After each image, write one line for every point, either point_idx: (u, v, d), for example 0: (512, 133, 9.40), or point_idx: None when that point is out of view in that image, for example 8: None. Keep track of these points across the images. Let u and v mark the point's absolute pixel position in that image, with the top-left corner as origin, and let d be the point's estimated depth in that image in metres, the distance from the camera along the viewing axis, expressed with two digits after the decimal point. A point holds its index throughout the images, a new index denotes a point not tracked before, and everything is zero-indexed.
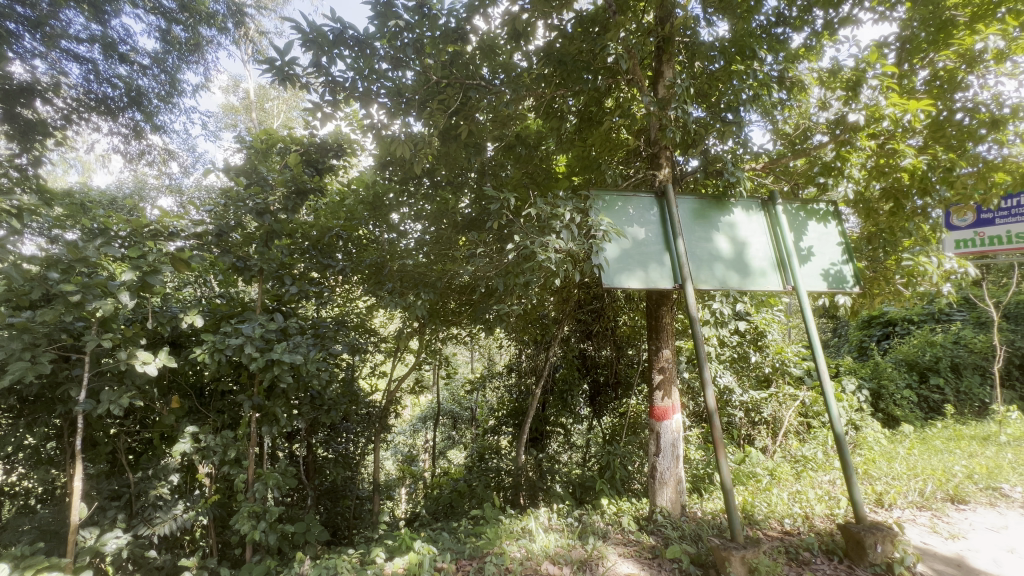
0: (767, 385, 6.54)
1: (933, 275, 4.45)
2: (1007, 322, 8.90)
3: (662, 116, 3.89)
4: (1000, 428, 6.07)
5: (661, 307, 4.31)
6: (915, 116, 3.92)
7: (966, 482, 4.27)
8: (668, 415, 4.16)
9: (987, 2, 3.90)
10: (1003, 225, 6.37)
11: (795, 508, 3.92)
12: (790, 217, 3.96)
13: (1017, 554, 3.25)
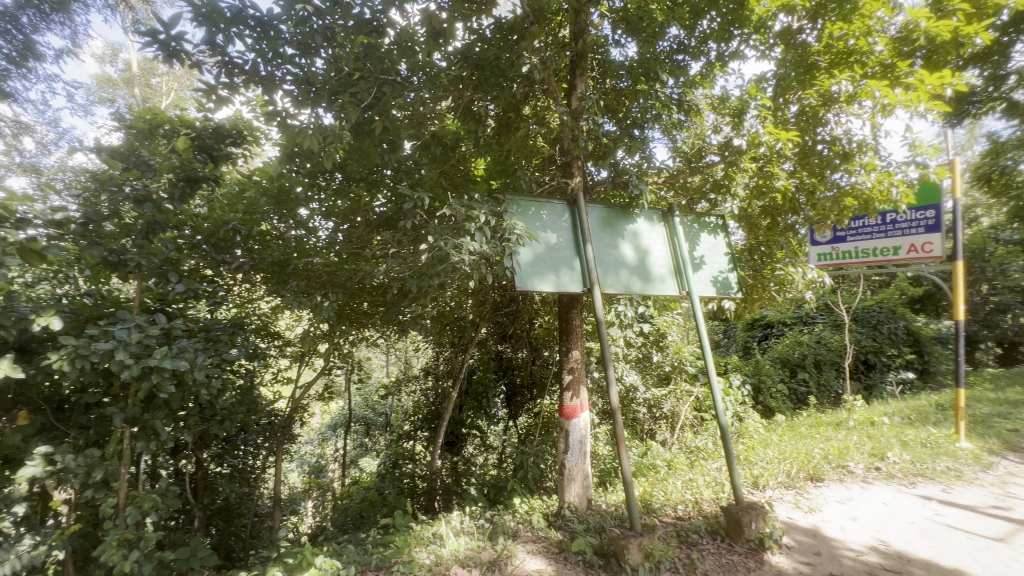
0: (667, 382, 7.06)
1: (799, 284, 5.15)
2: (856, 324, 10.48)
3: (574, 126, 4.05)
4: (849, 415, 7.13)
5: (571, 310, 4.49)
6: (785, 144, 4.48)
7: (823, 463, 4.95)
8: (577, 414, 4.34)
9: (843, 53, 4.71)
10: (852, 242, 7.54)
11: (686, 494, 4.27)
12: (686, 228, 4.34)
13: (859, 521, 3.83)
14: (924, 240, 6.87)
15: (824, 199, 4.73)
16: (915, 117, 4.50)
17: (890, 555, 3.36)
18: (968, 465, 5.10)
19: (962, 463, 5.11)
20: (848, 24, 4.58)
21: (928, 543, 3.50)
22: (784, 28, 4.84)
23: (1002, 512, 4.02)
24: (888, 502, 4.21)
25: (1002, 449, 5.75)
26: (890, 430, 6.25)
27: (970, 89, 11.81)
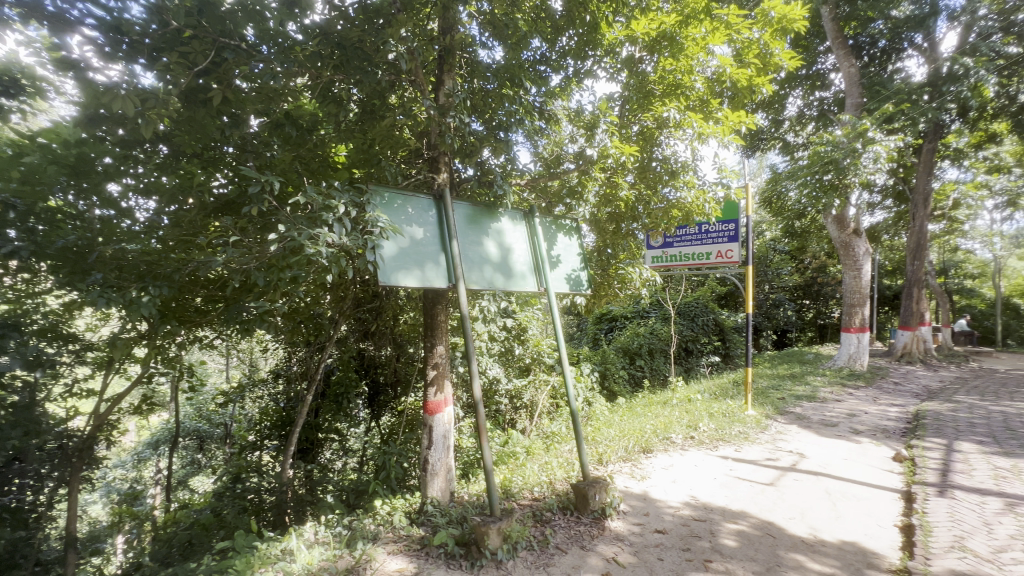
0: (527, 373, 7.53)
1: (637, 282, 6.15)
2: (679, 317, 12.39)
3: (441, 122, 4.05)
4: (672, 394, 8.43)
5: (436, 306, 4.47)
6: (627, 158, 5.07)
7: (653, 436, 5.76)
8: (441, 409, 4.37)
9: (672, 85, 5.47)
10: (677, 246, 9.05)
11: (541, 476, 4.61)
12: (545, 229, 4.66)
13: (677, 482, 4.55)
14: (727, 247, 8.28)
15: (656, 210, 5.51)
16: (722, 147, 5.49)
17: (699, 506, 4.06)
18: (753, 428, 6.41)
19: (749, 427, 6.41)
20: (676, 61, 5.38)
21: (725, 493, 4.32)
22: (629, 57, 5.53)
23: (773, 463, 5.15)
24: (698, 464, 5.09)
25: (774, 413, 7.35)
26: (702, 404, 7.55)
27: (760, 128, 14.82)
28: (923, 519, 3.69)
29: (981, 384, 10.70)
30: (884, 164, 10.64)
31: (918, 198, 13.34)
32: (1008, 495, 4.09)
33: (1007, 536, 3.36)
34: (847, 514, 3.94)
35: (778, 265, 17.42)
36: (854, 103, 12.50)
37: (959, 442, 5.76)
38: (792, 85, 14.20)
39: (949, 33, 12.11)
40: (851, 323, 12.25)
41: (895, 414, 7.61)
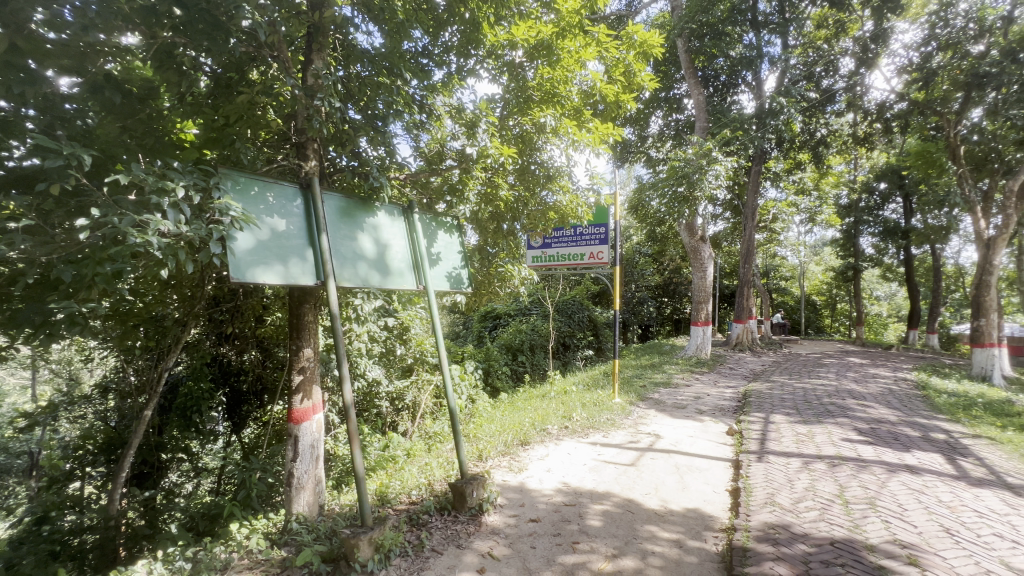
0: (410, 374, 7.33)
1: (515, 280, 6.34)
2: (558, 313, 13.15)
3: (308, 104, 3.70)
4: (551, 387, 8.88)
5: (303, 305, 4.08)
6: (506, 160, 5.22)
7: (531, 429, 5.99)
8: (308, 417, 4.02)
9: (549, 92, 5.76)
10: (554, 247, 9.54)
11: (420, 478, 4.51)
12: (424, 225, 4.54)
13: (552, 471, 4.78)
14: (599, 249, 8.99)
15: (535, 211, 5.81)
16: (593, 155, 5.98)
17: (570, 492, 4.32)
18: (619, 414, 7.03)
19: (616, 414, 7.02)
20: (553, 69, 5.68)
21: (593, 477, 4.66)
22: (510, 60, 5.65)
23: (634, 445, 5.69)
24: (571, 451, 5.42)
25: (637, 400, 8.16)
26: (577, 395, 8.08)
27: (628, 141, 16.35)
28: (746, 482, 4.37)
29: (790, 366, 13.11)
30: (723, 181, 12.47)
31: (748, 211, 15.83)
32: (805, 455, 5.04)
33: (803, 489, 4.14)
34: (691, 484, 4.51)
35: (642, 267, 19.48)
36: (702, 127, 14.45)
37: (774, 415, 6.97)
38: (654, 106, 15.98)
39: (770, 75, 14.60)
40: (699, 318, 14.10)
41: (729, 395, 8.95)
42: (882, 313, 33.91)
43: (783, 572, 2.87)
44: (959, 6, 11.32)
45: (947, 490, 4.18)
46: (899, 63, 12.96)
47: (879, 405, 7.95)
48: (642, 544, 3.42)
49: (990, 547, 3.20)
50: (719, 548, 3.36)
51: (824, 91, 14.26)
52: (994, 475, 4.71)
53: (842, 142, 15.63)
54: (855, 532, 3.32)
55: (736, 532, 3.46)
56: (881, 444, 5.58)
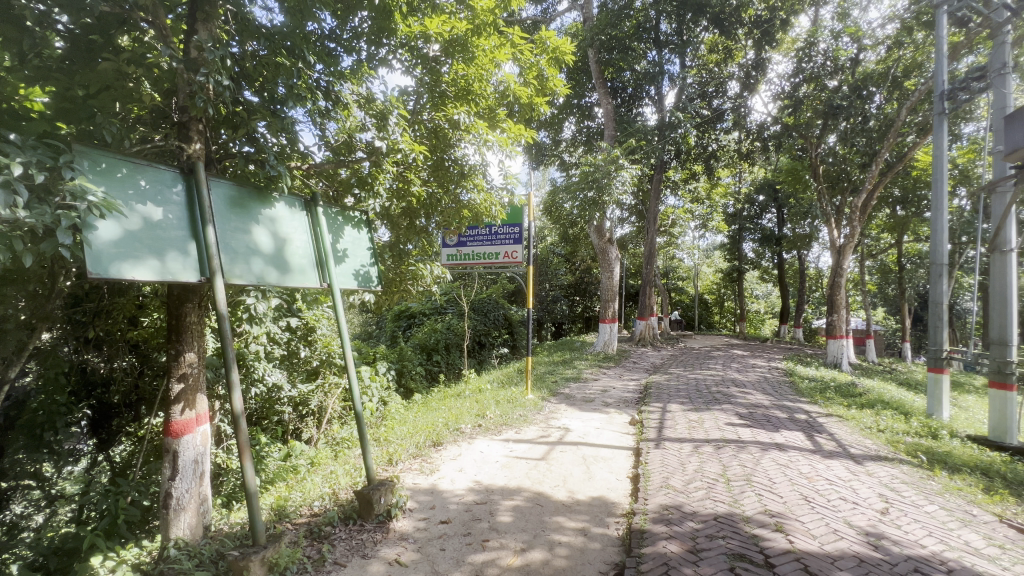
0: (315, 377, 6.87)
1: (427, 278, 6.24)
2: (473, 312, 13.20)
3: (191, 80, 3.29)
4: (465, 386, 8.85)
5: (184, 305, 3.62)
6: (417, 155, 5.10)
7: (444, 429, 5.92)
8: (190, 430, 3.59)
9: (463, 89, 5.73)
10: (469, 246, 9.51)
11: (323, 488, 4.26)
12: (330, 219, 4.27)
13: (463, 471, 4.77)
14: (513, 249, 9.12)
15: (448, 209, 5.73)
16: (507, 155, 6.04)
17: (481, 490, 4.33)
18: (532, 410, 7.20)
19: (528, 410, 7.18)
20: (467, 66, 5.64)
21: (504, 473, 4.71)
22: (424, 53, 5.51)
23: (545, 440, 5.85)
24: (484, 450, 5.43)
25: (549, 395, 8.42)
26: (490, 393, 8.16)
27: (542, 145, 16.92)
28: (645, 468, 4.69)
29: (685, 359, 14.37)
30: (628, 187, 13.31)
31: (650, 217, 17.06)
32: (695, 440, 5.54)
33: (693, 471, 4.55)
34: (596, 473, 4.75)
35: (555, 267, 20.25)
36: (611, 135, 15.27)
37: (670, 404, 7.57)
38: (567, 112, 16.60)
39: (670, 91, 15.86)
40: (606, 315, 14.92)
41: (632, 387, 9.58)
42: (760, 310, 38.46)
43: (675, 549, 3.12)
44: (819, 46, 13.25)
45: (806, 463, 4.83)
46: (774, 90, 14.74)
47: (756, 392, 8.98)
48: (550, 536, 3.53)
49: (837, 509, 3.75)
50: (620, 533, 3.56)
51: (714, 110, 15.76)
52: (841, 447, 5.54)
53: (729, 157, 17.41)
54: (734, 506, 3.71)
55: (634, 516, 3.70)
56: (757, 426, 6.31)
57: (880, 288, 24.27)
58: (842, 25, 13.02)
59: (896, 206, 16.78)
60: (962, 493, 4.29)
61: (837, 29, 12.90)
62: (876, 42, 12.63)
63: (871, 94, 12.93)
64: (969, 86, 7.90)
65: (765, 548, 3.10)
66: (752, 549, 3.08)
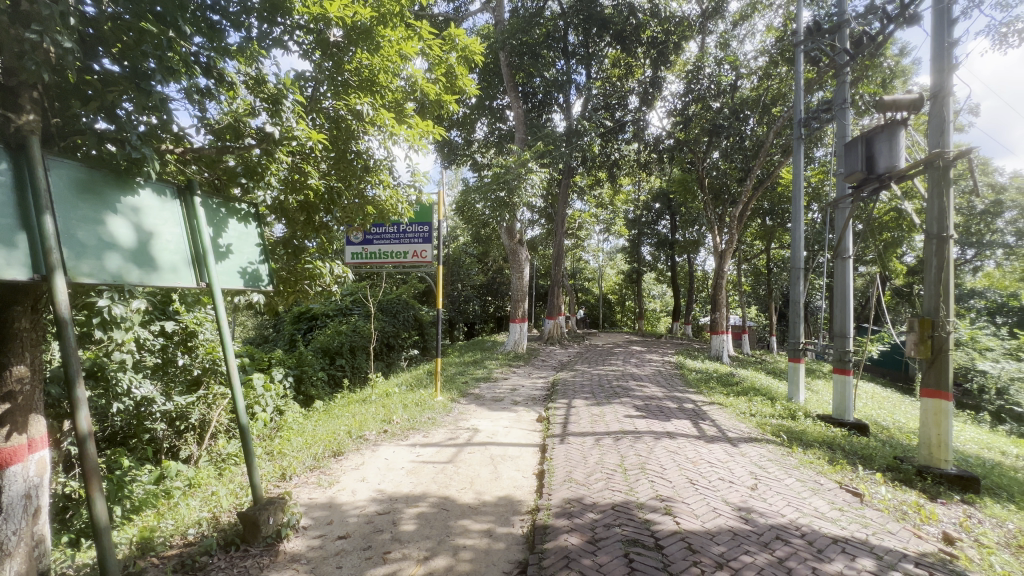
0: (196, 388, 6.08)
1: (326, 278, 5.81)
2: (380, 313, 12.71)
3: (19, 37, 2.68)
4: (371, 391, 8.46)
5: (12, 309, 2.98)
6: (315, 144, 4.74)
7: (345, 438, 5.60)
8: (18, 459, 2.96)
9: (367, 79, 5.46)
10: (376, 244, 9.12)
11: (201, 513, 3.78)
12: (210, 211, 3.82)
13: (366, 480, 4.54)
14: (422, 248, 8.88)
15: (350, 204, 5.43)
16: (415, 150, 5.87)
17: (384, 499, 4.14)
18: (440, 413, 7.08)
19: (437, 413, 7.06)
20: (372, 56, 5.40)
21: (410, 480, 4.56)
22: (323, 37, 5.17)
23: (453, 442, 5.78)
24: (389, 457, 5.21)
25: (458, 396, 8.33)
26: (398, 397, 7.88)
27: (455, 144, 16.93)
28: (550, 463, 4.82)
29: (590, 355, 15.12)
30: (538, 190, 13.67)
31: (559, 220, 17.68)
32: (597, 433, 5.83)
33: (594, 463, 4.77)
34: (503, 473, 4.78)
35: (467, 267, 20.26)
36: (522, 138, 15.60)
37: (575, 400, 7.89)
38: (479, 112, 16.65)
39: (577, 101, 16.61)
40: (516, 315, 15.19)
41: (540, 385, 9.86)
42: (656, 308, 41.75)
43: (575, 541, 3.23)
44: (705, 70, 14.65)
45: (692, 449, 5.30)
46: (668, 107, 16.10)
47: (652, 385, 9.70)
48: (454, 541, 3.47)
49: (717, 489, 4.15)
50: (524, 530, 3.61)
51: (616, 121, 16.79)
52: (720, 432, 6.17)
53: (630, 166, 18.62)
54: (629, 494, 3.95)
55: (538, 512, 3.77)
56: (651, 416, 6.81)
57: (754, 289, 27.61)
58: (723, 53, 14.53)
59: (765, 217, 19.16)
60: (812, 465, 4.99)
61: (720, 57, 14.39)
62: (750, 72, 14.29)
63: (746, 117, 14.62)
64: (819, 116, 9.25)
65: (655, 532, 3.32)
66: (644, 534, 3.29)
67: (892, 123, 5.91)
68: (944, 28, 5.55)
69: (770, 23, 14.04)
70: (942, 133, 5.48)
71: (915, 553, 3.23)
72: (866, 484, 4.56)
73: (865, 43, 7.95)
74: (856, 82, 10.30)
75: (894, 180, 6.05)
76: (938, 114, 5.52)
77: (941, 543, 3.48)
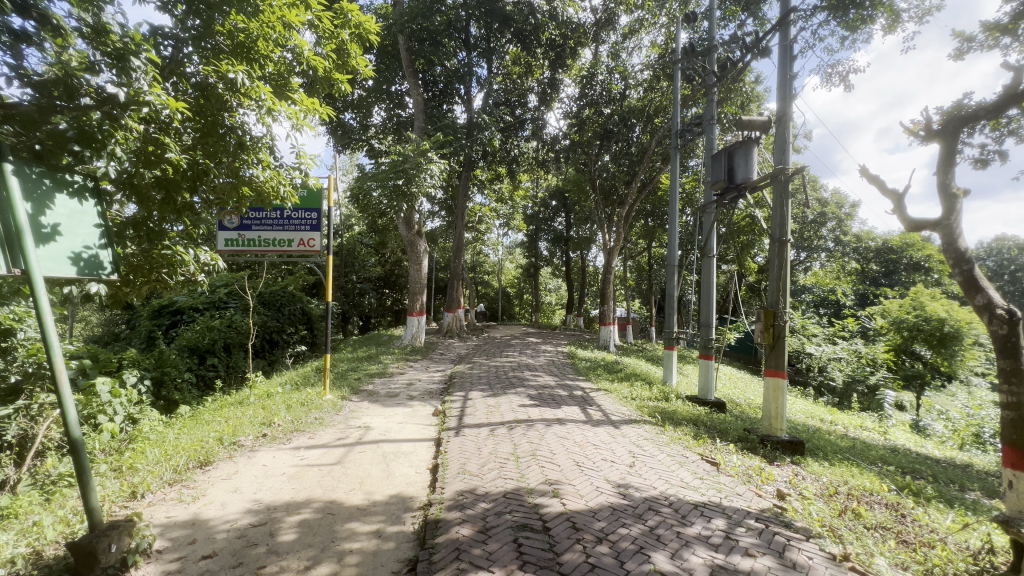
0: (13, 399, 4.94)
1: (189, 266, 5.02)
2: (260, 306, 11.58)
3: None
4: (249, 392, 7.66)
5: None
6: (173, 113, 4.10)
7: (215, 445, 5.01)
8: None
9: (243, 44, 4.90)
10: (255, 231, 8.28)
11: (14, 549, 3.09)
12: (30, 182, 3.11)
13: (239, 491, 4.10)
14: (309, 236, 8.23)
15: (220, 184, 4.90)
16: (299, 130, 5.41)
17: (259, 510, 3.77)
18: (328, 412, 6.66)
19: (325, 413, 6.62)
20: (249, 20, 4.83)
21: (292, 486, 4.22)
22: None
23: (342, 442, 5.48)
24: (267, 463, 4.77)
25: (349, 394, 7.91)
26: (281, 397, 7.25)
27: (349, 127, 15.97)
28: (444, 457, 4.78)
29: (487, 348, 15.34)
30: (437, 181, 13.46)
31: (459, 212, 17.59)
32: (491, 424, 5.93)
33: (488, 454, 4.83)
34: (395, 470, 4.64)
35: (362, 257, 19.30)
36: (421, 127, 15.18)
37: (471, 392, 7.93)
38: (376, 96, 15.85)
39: (478, 95, 16.65)
40: (414, 308, 14.83)
41: (437, 378, 9.77)
42: (552, 302, 43.64)
43: (466, 532, 3.25)
44: (598, 77, 15.52)
45: (579, 433, 5.64)
46: (565, 109, 16.84)
47: (545, 374, 10.11)
48: (340, 546, 3.29)
49: (599, 469, 4.46)
50: (416, 527, 3.55)
51: (516, 118, 17.11)
52: (605, 416, 6.65)
53: (528, 164, 19.14)
54: (521, 481, 4.08)
55: (431, 507, 3.72)
56: (543, 405, 7.10)
57: (637, 284, 30.16)
58: (614, 64, 15.53)
59: (648, 218, 21.01)
60: (681, 441, 5.60)
61: (611, 66, 15.37)
62: (637, 83, 15.41)
63: (632, 125, 15.85)
64: (691, 130, 10.34)
65: (543, 515, 3.47)
66: (532, 519, 3.42)
67: (748, 140, 6.80)
68: (788, 63, 6.50)
69: (653, 40, 15.29)
70: (784, 151, 6.42)
71: (756, 510, 3.78)
72: (721, 454, 5.24)
73: (729, 68, 9.03)
74: (721, 101, 11.67)
75: (748, 189, 6.98)
76: (782, 135, 6.45)
77: (775, 498, 4.13)
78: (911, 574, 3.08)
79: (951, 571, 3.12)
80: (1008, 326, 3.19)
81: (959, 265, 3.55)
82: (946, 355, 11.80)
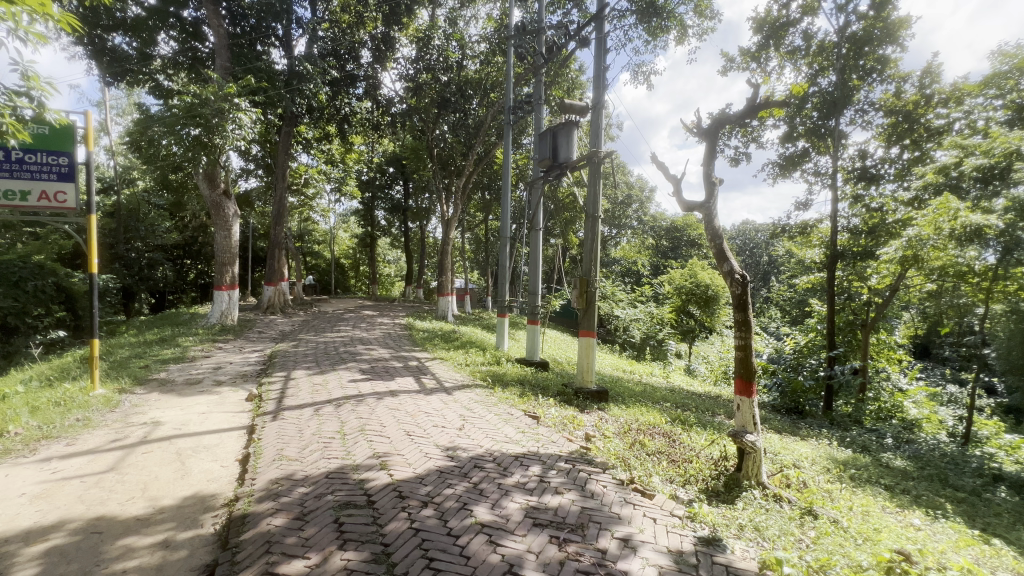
0: None
1: None
2: None
3: None
4: None
5: None
6: None
7: None
8: None
9: None
10: None
11: None
12: None
13: None
14: (57, 188, 6.30)
15: None
16: (25, 39, 4.09)
17: None
18: (98, 411, 5.35)
19: (92, 412, 5.30)
20: None
21: (35, 509, 3.29)
22: None
23: (117, 444, 4.47)
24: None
25: (131, 385, 6.49)
26: (21, 398, 5.57)
27: (121, 54, 12.62)
28: (256, 445, 4.27)
29: (317, 323, 14.16)
30: (248, 133, 11.60)
31: (279, 172, 15.51)
32: (317, 403, 5.51)
33: (310, 435, 4.48)
34: (193, 468, 3.99)
35: (151, 221, 15.97)
36: (223, 67, 12.55)
37: (294, 372, 7.24)
38: (158, 19, 12.60)
39: (298, 39, 14.67)
40: (223, 282, 12.76)
41: (253, 359, 8.66)
42: (391, 273, 42.39)
43: (280, 522, 2.98)
44: (435, 41, 15.03)
45: (412, 403, 5.62)
46: (401, 70, 15.93)
47: (379, 348, 9.77)
48: (109, 568, 2.71)
49: (430, 436, 4.52)
50: (217, 528, 3.13)
51: (346, 73, 15.67)
52: (439, 384, 6.76)
53: (361, 125, 17.77)
54: (346, 459, 3.89)
55: (236, 503, 3.31)
56: (376, 378, 6.88)
57: (475, 255, 31.11)
58: (451, 30, 15.19)
59: (484, 192, 21.60)
60: (508, 400, 6.02)
61: (448, 32, 14.97)
62: (474, 54, 15.39)
63: (470, 96, 15.82)
64: (521, 108, 10.83)
65: (368, 489, 3.38)
66: (357, 495, 3.30)
67: (569, 123, 7.40)
68: (603, 55, 7.18)
69: (489, 13, 15.33)
70: (599, 136, 7.11)
71: (566, 453, 4.30)
72: (542, 408, 5.80)
73: (555, 52, 9.63)
74: (549, 84, 12.45)
75: (569, 169, 7.60)
76: (597, 122, 7.15)
77: (583, 441, 4.76)
78: (676, 485, 3.91)
79: (701, 477, 4.09)
80: (741, 286, 4.13)
81: (714, 240, 4.43)
82: (709, 313, 15.00)
